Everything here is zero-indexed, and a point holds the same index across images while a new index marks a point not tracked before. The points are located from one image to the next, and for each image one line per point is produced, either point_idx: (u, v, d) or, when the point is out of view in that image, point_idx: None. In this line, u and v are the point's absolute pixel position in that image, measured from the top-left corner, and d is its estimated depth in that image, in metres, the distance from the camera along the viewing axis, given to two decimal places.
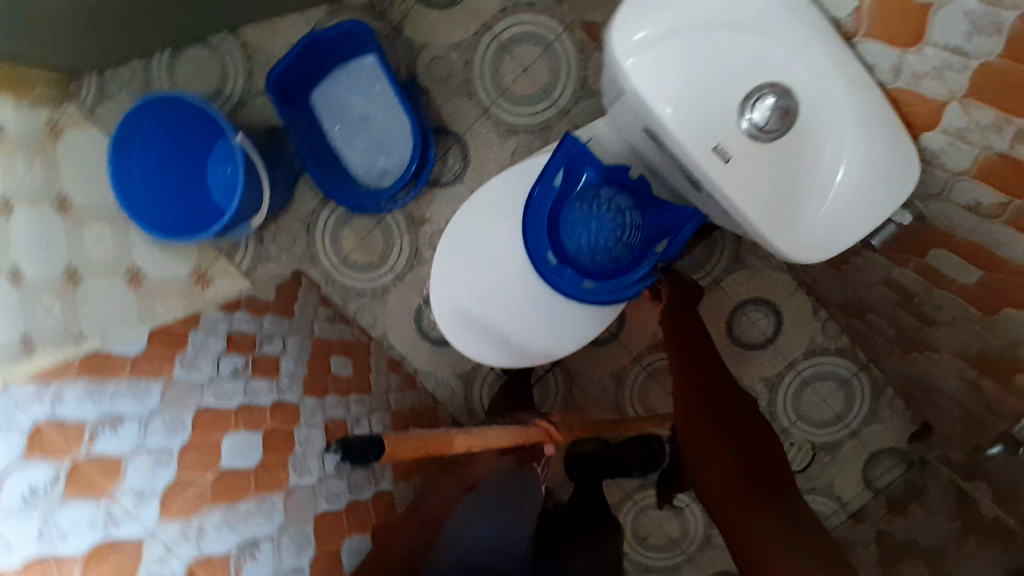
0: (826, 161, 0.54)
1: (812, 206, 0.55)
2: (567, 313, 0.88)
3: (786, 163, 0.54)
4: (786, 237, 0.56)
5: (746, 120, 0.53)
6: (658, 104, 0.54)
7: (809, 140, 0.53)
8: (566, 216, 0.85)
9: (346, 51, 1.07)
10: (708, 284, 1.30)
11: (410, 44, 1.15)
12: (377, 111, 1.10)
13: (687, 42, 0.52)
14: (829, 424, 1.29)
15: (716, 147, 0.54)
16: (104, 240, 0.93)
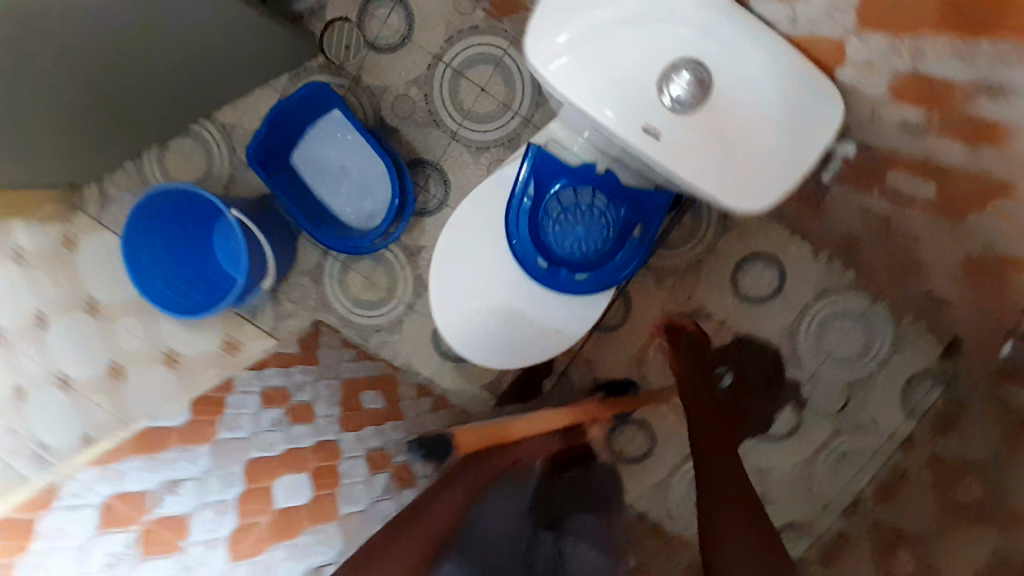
0: (754, 118, 0.58)
1: (753, 165, 0.59)
2: (567, 308, 0.91)
3: (717, 129, 0.58)
4: (739, 199, 0.60)
5: (667, 98, 0.57)
6: (584, 103, 0.59)
7: (730, 104, 0.58)
8: (546, 217, 0.89)
9: (314, 112, 1.14)
10: (706, 248, 1.32)
11: (373, 88, 1.22)
12: (354, 159, 1.17)
13: (594, 43, 0.58)
14: (856, 359, 1.30)
15: (646, 128, 0.59)
16: (137, 331, 1.04)
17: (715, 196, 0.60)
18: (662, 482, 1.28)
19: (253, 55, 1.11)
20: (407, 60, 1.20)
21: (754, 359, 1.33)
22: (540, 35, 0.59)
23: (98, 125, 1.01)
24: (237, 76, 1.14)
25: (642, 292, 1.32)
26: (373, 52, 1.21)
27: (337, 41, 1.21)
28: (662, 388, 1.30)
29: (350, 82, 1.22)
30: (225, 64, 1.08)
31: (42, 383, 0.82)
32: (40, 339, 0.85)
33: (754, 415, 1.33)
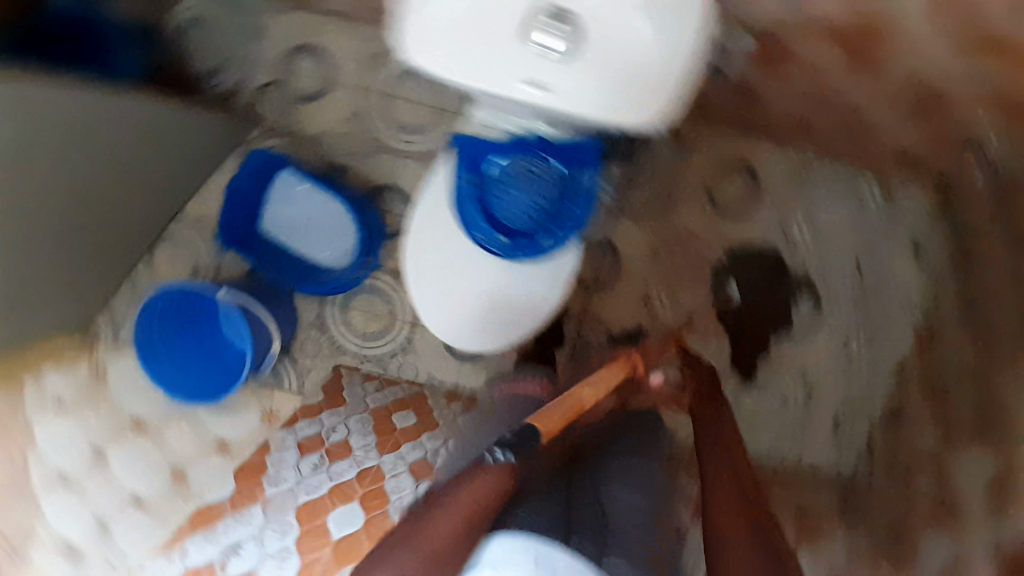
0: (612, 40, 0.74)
1: (623, 77, 0.75)
2: (542, 271, 0.95)
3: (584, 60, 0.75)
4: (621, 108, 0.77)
5: (539, 54, 0.75)
6: (478, 78, 0.77)
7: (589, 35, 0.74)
8: (493, 196, 0.93)
9: (265, 182, 1.21)
10: (672, 175, 1.32)
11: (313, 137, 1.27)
12: (314, 209, 1.22)
13: (470, 29, 0.75)
14: (852, 228, 1.29)
15: (537, 82, 0.77)
16: (186, 433, 1.11)
17: (601, 111, 0.77)
18: None
19: (194, 146, 1.16)
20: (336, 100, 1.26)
21: (755, 268, 1.33)
22: (422, 28, 0.74)
23: (94, 252, 1.07)
24: (192, 167, 1.19)
25: (629, 237, 1.33)
26: (304, 102, 1.27)
27: (269, 105, 1.27)
28: (675, 321, 1.31)
29: (291, 138, 1.27)
30: (172, 164, 1.13)
31: (118, 509, 0.96)
32: (102, 469, 0.97)
33: (774, 316, 1.32)
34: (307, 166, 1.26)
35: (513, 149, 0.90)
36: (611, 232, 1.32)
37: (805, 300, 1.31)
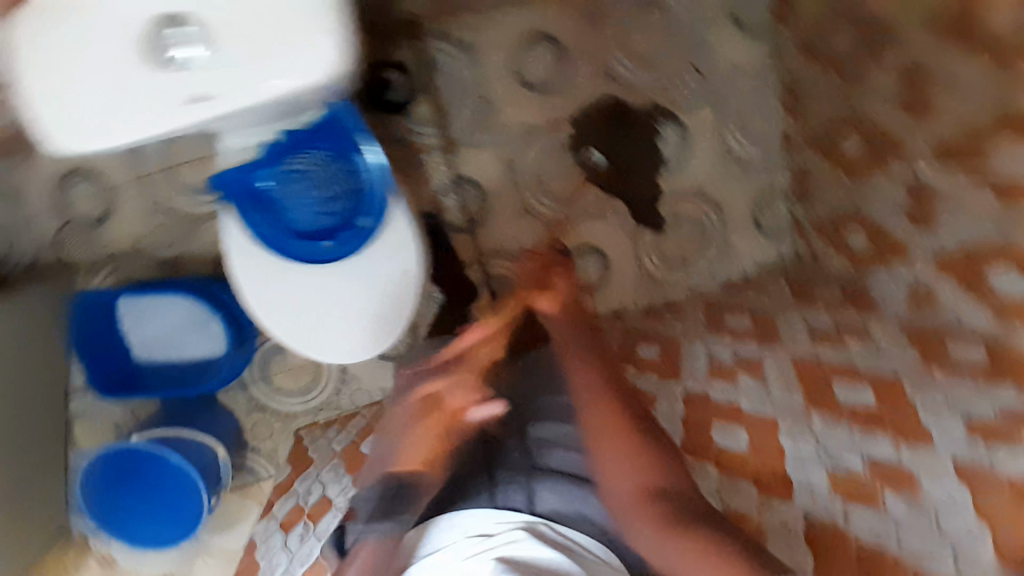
0: (234, 21, 0.72)
1: (269, 45, 0.72)
2: (387, 250, 0.89)
3: (227, 52, 0.73)
4: (287, 71, 0.73)
5: (183, 72, 0.73)
6: (149, 127, 0.74)
7: (213, 28, 0.72)
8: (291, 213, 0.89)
9: (110, 318, 1.15)
10: (478, 79, 1.20)
11: (139, 250, 1.19)
12: (168, 313, 1.16)
13: (102, 89, 0.72)
14: (674, 30, 1.24)
15: (193, 98, 0.74)
16: (206, 565, 1.20)
17: (273, 87, 0.74)
18: (640, 274, 1.33)
19: (29, 344, 1.04)
20: (132, 201, 1.18)
21: (607, 119, 1.25)
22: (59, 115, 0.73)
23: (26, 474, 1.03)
24: (55, 348, 1.11)
25: (474, 161, 1.23)
26: (105, 223, 1.18)
27: (77, 245, 1.17)
28: (575, 213, 1.28)
29: (119, 262, 1.19)
30: (19, 376, 1.02)
31: None
32: None
33: (648, 157, 1.28)
34: (145, 280, 1.18)
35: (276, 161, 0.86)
36: (455, 167, 1.23)
37: (668, 126, 1.27)
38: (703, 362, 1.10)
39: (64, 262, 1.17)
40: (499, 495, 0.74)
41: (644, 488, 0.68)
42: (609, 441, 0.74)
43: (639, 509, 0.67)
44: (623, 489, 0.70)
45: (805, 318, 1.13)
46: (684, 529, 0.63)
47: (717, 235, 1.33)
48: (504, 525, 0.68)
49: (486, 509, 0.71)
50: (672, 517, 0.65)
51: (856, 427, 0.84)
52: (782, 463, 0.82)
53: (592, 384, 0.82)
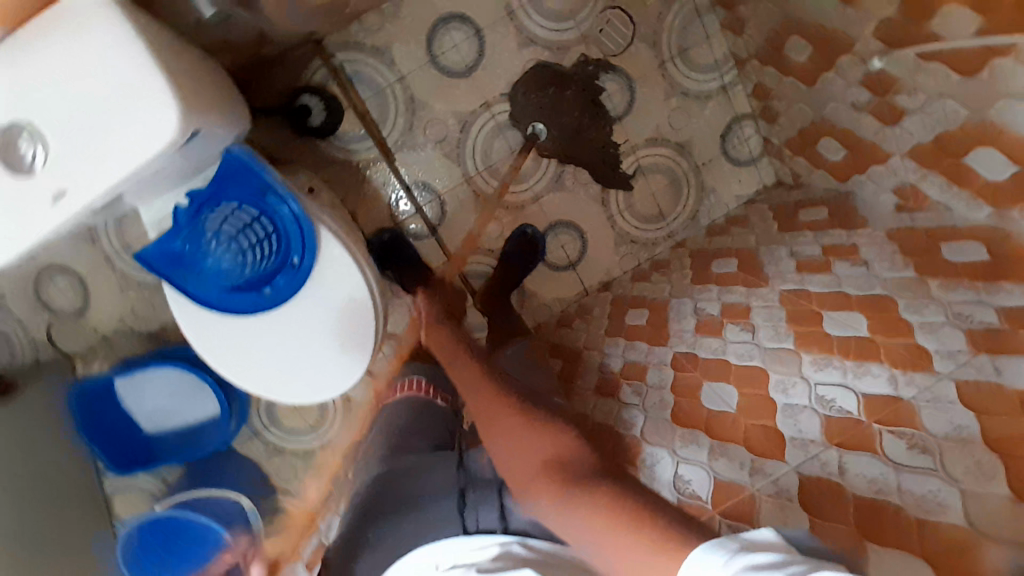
0: (70, 90, 0.57)
1: (118, 108, 0.57)
2: (330, 284, 0.87)
3: (70, 129, 0.57)
4: (147, 133, 0.57)
5: (37, 166, 0.58)
6: (19, 243, 0.59)
7: (48, 104, 0.57)
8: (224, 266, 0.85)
9: (105, 400, 1.11)
10: (405, 82, 1.16)
11: (128, 328, 1.17)
12: (161, 384, 1.13)
13: None
14: None
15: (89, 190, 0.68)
16: None
17: (136, 156, 0.58)
18: (618, 237, 1.28)
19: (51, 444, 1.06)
20: (108, 282, 1.14)
21: (540, 88, 1.19)
22: None
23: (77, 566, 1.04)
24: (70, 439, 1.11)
25: (420, 164, 1.19)
26: (89, 310, 1.15)
27: (69, 338, 1.15)
28: (536, 191, 1.24)
29: (115, 344, 1.17)
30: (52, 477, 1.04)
31: None
32: None
33: (594, 117, 1.22)
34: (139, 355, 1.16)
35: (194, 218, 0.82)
36: (403, 174, 1.19)
37: (609, 78, 1.20)
38: (690, 319, 1.04)
39: (67, 355, 1.16)
40: (469, 520, 0.75)
41: (545, 465, 0.70)
42: (503, 438, 0.78)
43: (536, 474, 0.70)
44: (525, 476, 0.72)
45: (791, 249, 1.06)
46: (577, 491, 0.64)
47: (689, 178, 1.27)
48: (480, 552, 0.69)
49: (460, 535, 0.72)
50: (567, 482, 0.66)
51: (848, 364, 0.78)
52: (771, 418, 0.78)
53: (486, 394, 0.87)
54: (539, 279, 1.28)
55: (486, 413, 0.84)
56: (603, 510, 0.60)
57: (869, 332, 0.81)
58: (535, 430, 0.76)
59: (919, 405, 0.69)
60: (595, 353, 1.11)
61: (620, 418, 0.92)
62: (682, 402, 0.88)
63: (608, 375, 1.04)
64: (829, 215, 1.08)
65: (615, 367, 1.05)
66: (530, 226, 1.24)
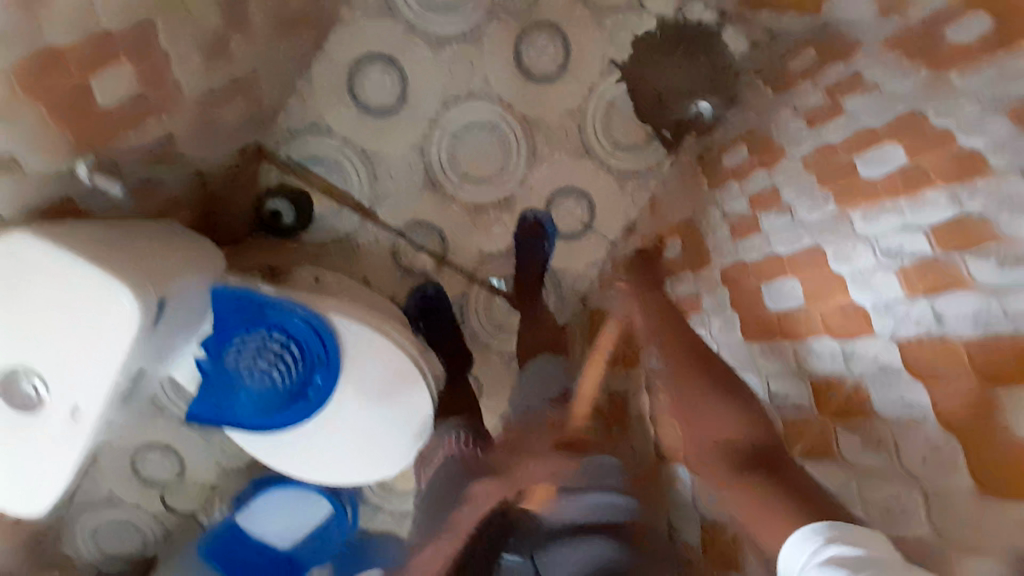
0: (41, 321, 0.57)
1: (88, 307, 0.57)
2: (364, 364, 0.88)
3: (48, 355, 0.57)
4: (118, 323, 0.58)
5: (43, 398, 0.59)
6: (68, 472, 0.61)
7: (14, 342, 0.57)
8: (257, 390, 0.81)
9: (241, 542, 1.16)
10: (348, 140, 1.14)
11: (228, 469, 1.28)
12: (279, 511, 1.18)
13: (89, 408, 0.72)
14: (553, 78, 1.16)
15: (149, 353, 0.71)
16: None
17: (118, 344, 0.58)
18: (618, 178, 1.21)
19: None
20: (189, 444, 1.25)
21: (477, 78, 1.15)
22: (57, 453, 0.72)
23: None
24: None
25: (404, 207, 1.18)
26: (186, 470, 1.26)
27: (183, 497, 1.27)
28: (520, 172, 1.19)
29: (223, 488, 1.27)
30: None
31: None
32: None
33: (536, 79, 1.16)
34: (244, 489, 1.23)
35: (218, 356, 0.79)
36: (392, 225, 1.18)
37: (537, 34, 1.14)
38: (722, 228, 0.96)
39: (189, 513, 1.28)
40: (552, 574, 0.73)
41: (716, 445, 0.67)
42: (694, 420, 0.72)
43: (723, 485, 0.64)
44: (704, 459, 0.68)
45: (795, 107, 0.95)
46: (741, 475, 0.61)
47: (661, 87, 1.18)
48: None
49: None
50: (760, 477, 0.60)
51: (903, 204, 0.65)
52: (846, 293, 0.68)
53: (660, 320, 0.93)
54: (563, 255, 1.23)
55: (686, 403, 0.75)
56: (745, 488, 0.59)
57: (907, 157, 0.68)
58: (715, 397, 0.72)
59: (991, 215, 0.55)
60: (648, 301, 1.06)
61: None
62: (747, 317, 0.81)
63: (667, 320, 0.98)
64: (818, 54, 0.96)
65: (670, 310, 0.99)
66: (530, 209, 1.20)
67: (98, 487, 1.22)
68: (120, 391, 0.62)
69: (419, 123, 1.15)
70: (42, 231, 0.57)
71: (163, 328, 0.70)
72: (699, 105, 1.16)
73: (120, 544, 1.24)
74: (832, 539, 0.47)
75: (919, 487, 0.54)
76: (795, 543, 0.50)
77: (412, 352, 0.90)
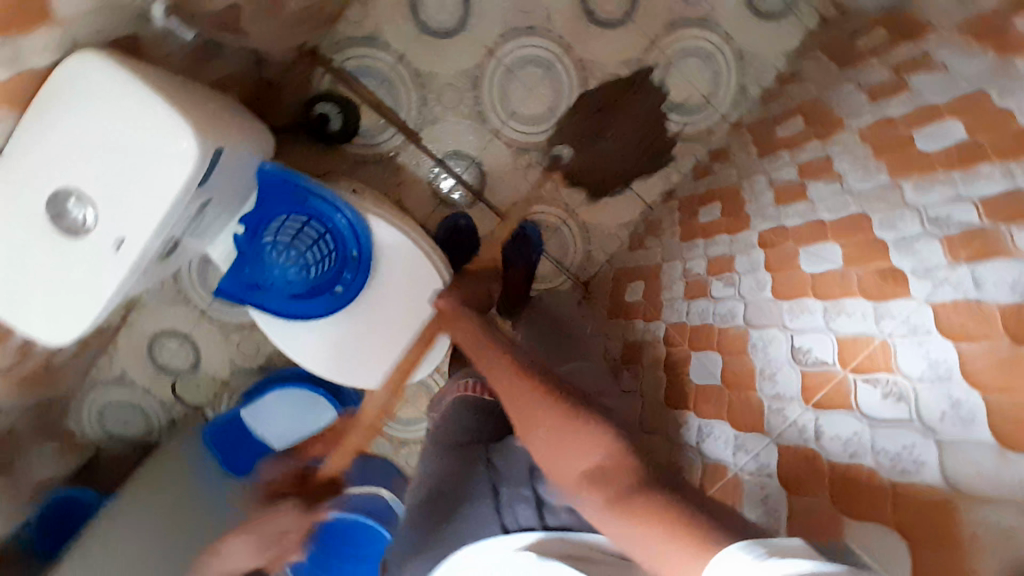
0: (109, 150, 0.61)
1: (153, 145, 0.62)
2: (392, 271, 0.88)
3: (107, 185, 0.62)
4: (173, 161, 0.62)
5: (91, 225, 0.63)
6: (101, 299, 0.65)
7: (76, 167, 0.62)
8: (286, 272, 0.85)
9: (241, 437, 1.25)
10: (402, 59, 1.14)
11: (240, 367, 1.32)
12: (280, 416, 1.25)
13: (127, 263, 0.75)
14: (615, 25, 1.15)
15: (198, 214, 0.74)
16: None
17: (171, 185, 0.62)
18: (665, 139, 1.21)
19: (170, 497, 1.09)
20: (208, 333, 1.30)
21: (540, 14, 1.14)
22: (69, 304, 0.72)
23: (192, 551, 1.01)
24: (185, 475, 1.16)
25: (447, 135, 1.18)
26: (200, 362, 1.31)
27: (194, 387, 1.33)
28: (568, 114, 1.18)
29: (233, 385, 1.33)
30: (176, 512, 1.06)
31: None
32: None
33: (599, 23, 1.15)
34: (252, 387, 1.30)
35: (257, 233, 0.84)
36: (432, 151, 1.18)
37: None
38: (767, 193, 0.94)
39: (196, 407, 1.34)
40: (508, 519, 0.66)
41: (584, 475, 0.55)
42: (541, 442, 0.59)
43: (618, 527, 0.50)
44: (573, 485, 0.56)
45: (859, 82, 0.92)
46: (633, 499, 0.51)
47: (723, 51, 1.17)
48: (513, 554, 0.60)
49: (498, 535, 0.63)
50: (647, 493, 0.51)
51: (956, 175, 0.63)
52: (886, 258, 0.65)
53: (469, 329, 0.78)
54: (593, 210, 1.24)
55: (529, 431, 0.61)
56: (648, 512, 0.49)
57: (967, 134, 0.65)
58: (574, 425, 0.57)
59: None
60: (677, 261, 1.05)
61: (718, 313, 0.87)
62: (778, 277, 0.80)
63: (696, 277, 0.97)
64: (890, 33, 0.93)
65: (700, 268, 0.98)
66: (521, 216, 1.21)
67: (114, 365, 1.29)
68: (164, 233, 0.66)
69: (473, 52, 1.15)
70: (124, 65, 0.62)
71: (214, 191, 0.73)
72: (560, 150, 1.20)
73: (122, 427, 1.30)
74: (775, 555, 0.40)
75: (935, 438, 0.53)
76: (723, 563, 0.42)
77: (443, 267, 0.89)
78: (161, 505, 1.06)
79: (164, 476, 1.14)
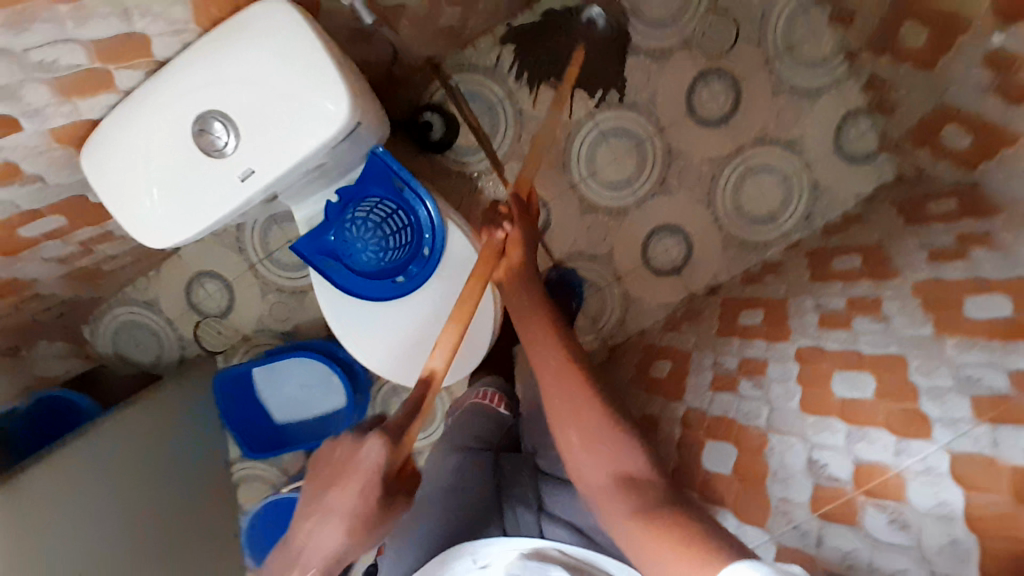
0: (270, 92, 0.68)
1: (309, 101, 0.68)
2: (452, 278, 0.91)
3: (256, 122, 0.68)
4: (321, 117, 0.68)
5: (226, 150, 0.69)
6: (208, 219, 0.71)
7: (237, 97, 0.68)
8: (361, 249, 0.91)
9: (253, 393, 1.29)
10: (512, 94, 1.23)
11: (266, 327, 1.35)
12: (295, 381, 1.29)
13: None
14: (714, 124, 1.24)
15: (310, 171, 0.80)
16: None
17: (311, 140, 0.68)
18: (724, 239, 1.27)
19: (156, 433, 1.08)
20: (248, 286, 1.34)
21: (645, 95, 1.23)
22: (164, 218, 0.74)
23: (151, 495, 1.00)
24: (176, 412, 1.16)
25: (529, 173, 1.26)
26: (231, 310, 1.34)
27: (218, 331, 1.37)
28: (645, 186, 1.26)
29: (253, 341, 1.36)
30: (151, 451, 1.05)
31: None
32: None
33: (696, 119, 1.24)
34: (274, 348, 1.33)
35: (346, 207, 0.91)
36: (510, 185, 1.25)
37: (713, 81, 1.22)
38: (813, 315, 0.99)
39: (212, 351, 1.37)
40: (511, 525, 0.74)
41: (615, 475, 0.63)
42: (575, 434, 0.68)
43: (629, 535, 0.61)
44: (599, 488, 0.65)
45: (920, 241, 0.97)
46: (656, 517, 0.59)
47: (800, 177, 1.25)
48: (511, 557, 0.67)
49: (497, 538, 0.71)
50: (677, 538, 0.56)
51: (998, 345, 0.67)
52: (916, 400, 0.69)
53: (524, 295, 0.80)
54: (640, 282, 1.29)
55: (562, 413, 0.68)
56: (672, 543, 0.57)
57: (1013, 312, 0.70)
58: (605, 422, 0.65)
59: None
60: (709, 353, 1.09)
61: (739, 409, 0.90)
62: (807, 391, 0.84)
63: (724, 371, 1.01)
64: (959, 204, 0.99)
65: (731, 364, 1.02)
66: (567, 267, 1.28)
67: (151, 288, 1.34)
68: (284, 179, 0.72)
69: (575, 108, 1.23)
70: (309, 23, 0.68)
71: (334, 156, 0.78)
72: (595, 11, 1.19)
73: (144, 347, 1.35)
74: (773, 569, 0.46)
75: None
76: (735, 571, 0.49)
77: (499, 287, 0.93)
78: (132, 456, 1.00)
79: (161, 404, 1.14)
